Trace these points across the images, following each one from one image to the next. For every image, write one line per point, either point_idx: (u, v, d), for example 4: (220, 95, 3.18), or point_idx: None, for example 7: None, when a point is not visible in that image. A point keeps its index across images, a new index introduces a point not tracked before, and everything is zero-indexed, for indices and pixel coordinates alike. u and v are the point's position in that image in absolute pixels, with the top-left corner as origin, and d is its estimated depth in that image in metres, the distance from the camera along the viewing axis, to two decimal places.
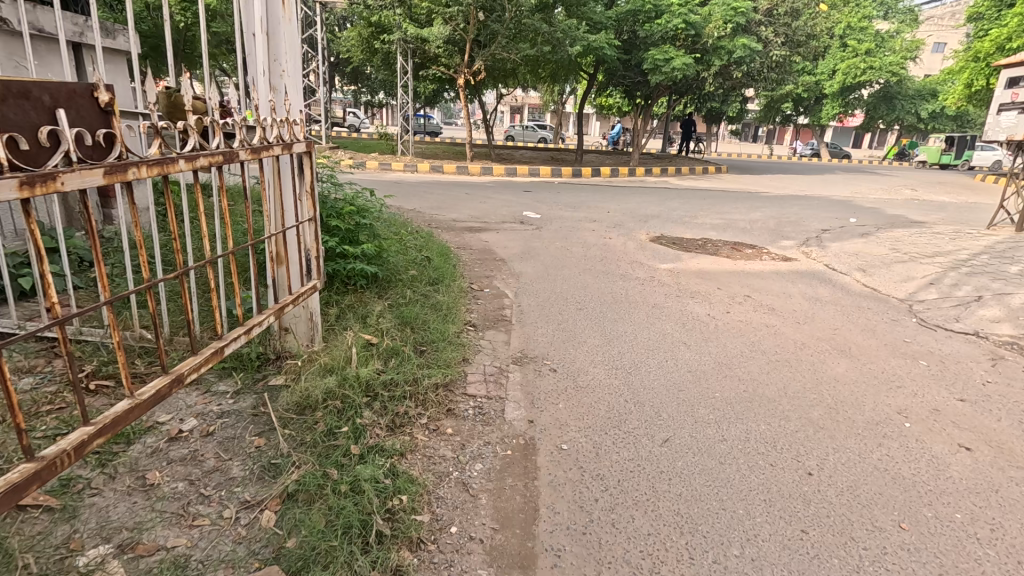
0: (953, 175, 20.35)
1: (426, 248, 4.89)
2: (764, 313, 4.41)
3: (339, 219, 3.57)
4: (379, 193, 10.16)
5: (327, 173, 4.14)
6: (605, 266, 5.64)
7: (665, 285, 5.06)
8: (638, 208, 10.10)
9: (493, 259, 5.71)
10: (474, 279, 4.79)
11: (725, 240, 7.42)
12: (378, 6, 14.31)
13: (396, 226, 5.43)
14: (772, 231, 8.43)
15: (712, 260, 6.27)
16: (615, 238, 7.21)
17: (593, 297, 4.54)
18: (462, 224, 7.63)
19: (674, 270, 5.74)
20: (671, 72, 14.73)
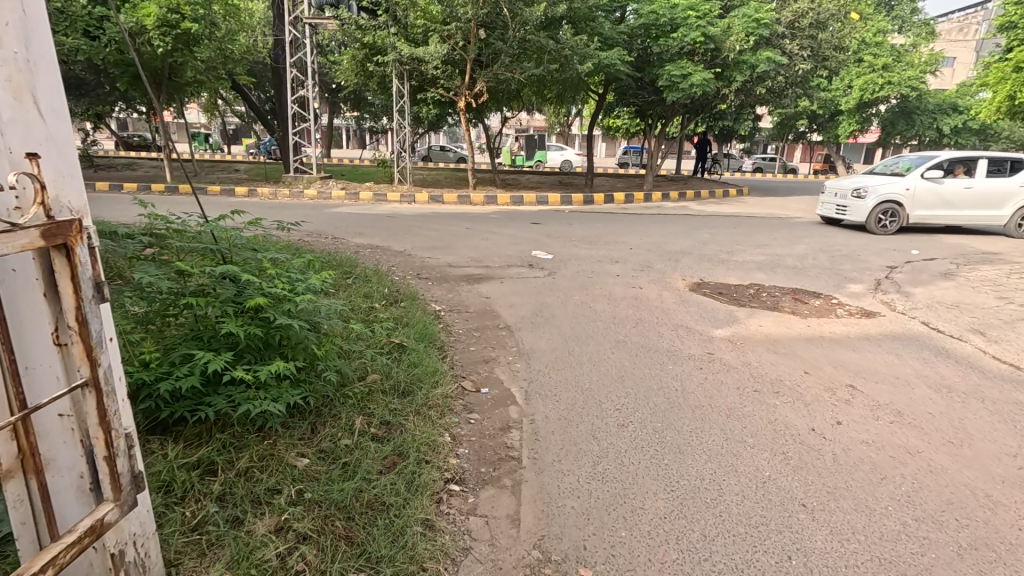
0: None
1: (402, 329, 3.56)
2: (893, 422, 3.01)
3: (243, 315, 2.19)
4: (368, 230, 8.90)
5: (248, 236, 2.77)
6: (643, 336, 4.29)
7: (733, 370, 3.67)
8: (666, 242, 8.79)
9: (495, 326, 4.39)
10: (468, 369, 3.46)
11: (782, 287, 6.08)
12: (371, 25, 13.33)
13: (370, 300, 4.17)
14: (830, 271, 7.08)
15: (777, 320, 4.91)
16: (649, 289, 5.85)
17: (637, 397, 3.19)
18: (460, 273, 6.31)
19: (733, 337, 4.39)
20: (689, 89, 13.63)
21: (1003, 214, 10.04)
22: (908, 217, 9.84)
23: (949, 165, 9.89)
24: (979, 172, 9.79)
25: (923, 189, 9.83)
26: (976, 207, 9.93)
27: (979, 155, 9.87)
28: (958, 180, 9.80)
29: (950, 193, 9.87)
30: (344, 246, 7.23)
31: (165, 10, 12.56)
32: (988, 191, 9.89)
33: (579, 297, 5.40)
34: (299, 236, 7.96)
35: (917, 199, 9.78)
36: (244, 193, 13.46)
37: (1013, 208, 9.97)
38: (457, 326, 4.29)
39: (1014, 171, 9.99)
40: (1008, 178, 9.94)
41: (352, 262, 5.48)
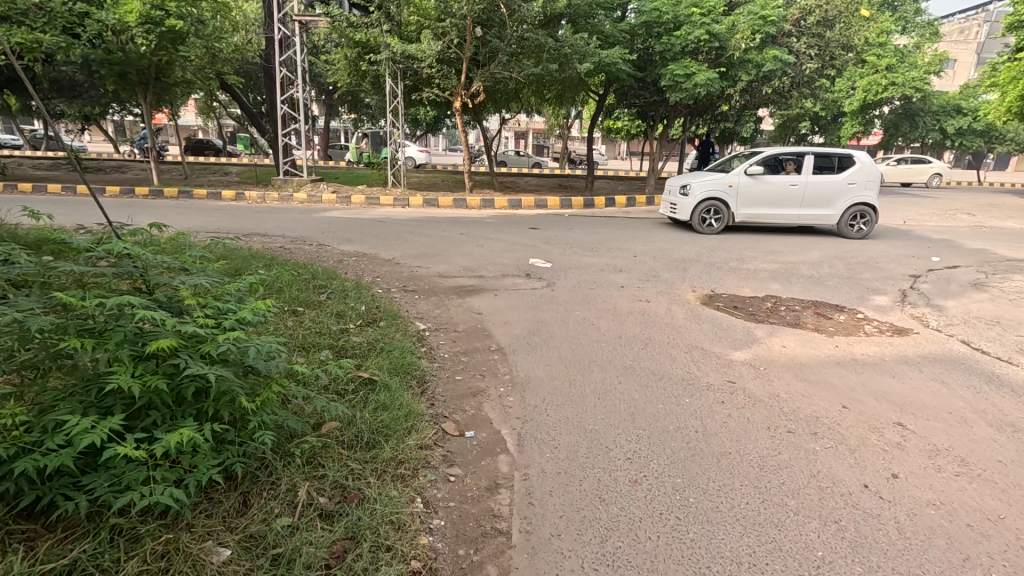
0: (997, 197, 18.60)
1: (374, 361, 3.04)
2: (959, 474, 2.51)
3: (145, 361, 1.68)
4: (356, 236, 8.40)
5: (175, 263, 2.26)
6: (653, 360, 3.78)
7: (761, 404, 3.17)
8: (673, 249, 8.29)
9: (486, 350, 3.88)
10: (452, 405, 2.96)
11: (802, 300, 5.59)
12: (363, 22, 12.84)
13: (343, 321, 3.66)
14: (850, 281, 6.59)
15: (801, 339, 4.41)
16: (657, 302, 5.35)
17: (651, 441, 2.68)
18: (451, 285, 5.81)
19: (754, 360, 3.89)
20: (693, 89, 13.17)
21: (833, 212, 9.67)
22: (731, 215, 9.63)
23: (776, 161, 9.59)
24: (803, 168, 9.46)
25: (745, 186, 9.59)
26: (804, 204, 9.62)
27: (804, 151, 9.55)
28: (781, 176, 9.50)
29: (773, 190, 9.61)
30: (328, 256, 6.74)
31: (148, 6, 12.04)
32: (814, 187, 9.56)
33: (581, 313, 4.89)
34: (282, 245, 7.45)
35: (737, 196, 9.54)
36: (233, 197, 12.93)
37: (842, 205, 9.60)
38: (442, 349, 3.78)
39: (846, 168, 9.61)
40: (837, 175, 9.58)
41: (329, 275, 4.96)
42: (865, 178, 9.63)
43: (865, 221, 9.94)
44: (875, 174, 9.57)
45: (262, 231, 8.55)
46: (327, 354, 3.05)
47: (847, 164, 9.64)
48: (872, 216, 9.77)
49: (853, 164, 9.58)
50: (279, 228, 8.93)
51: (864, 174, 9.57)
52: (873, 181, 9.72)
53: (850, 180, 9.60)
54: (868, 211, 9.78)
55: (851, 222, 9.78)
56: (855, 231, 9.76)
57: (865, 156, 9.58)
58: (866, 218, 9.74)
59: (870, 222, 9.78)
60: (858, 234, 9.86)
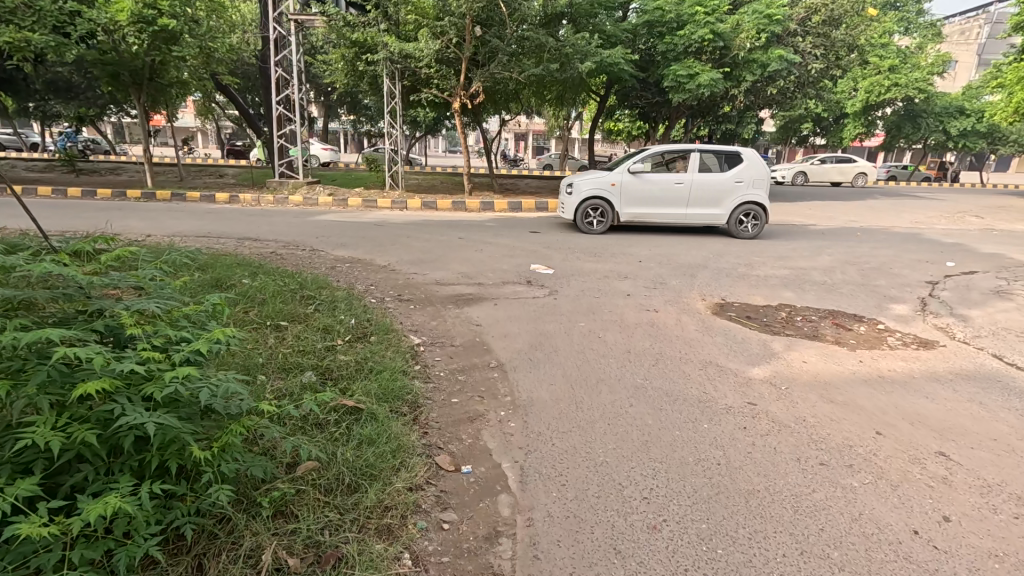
0: (1003, 199, 18.36)
1: (360, 386, 2.76)
2: (1019, 517, 2.22)
3: (72, 410, 1.43)
4: (351, 241, 8.13)
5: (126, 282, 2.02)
6: (666, 379, 3.49)
7: (789, 430, 2.88)
8: (679, 254, 8.02)
9: (485, 367, 3.59)
10: (448, 433, 2.69)
11: (817, 309, 5.31)
12: (360, 21, 12.57)
13: (331, 338, 3.38)
14: (865, 289, 6.31)
15: (822, 354, 4.13)
16: (666, 312, 5.07)
17: (669, 477, 2.41)
18: (449, 294, 5.53)
19: (774, 378, 3.61)
20: (696, 90, 12.91)
21: (720, 211, 9.43)
22: (614, 214, 9.39)
23: (661, 158, 9.33)
24: (687, 166, 9.21)
25: (628, 185, 9.36)
26: (689, 204, 9.39)
27: (691, 148, 9.27)
28: (665, 175, 9.24)
29: (657, 189, 9.35)
30: (321, 262, 6.46)
31: (141, 5, 11.80)
32: (699, 187, 9.31)
33: (586, 324, 4.61)
34: (274, 251, 7.18)
35: (620, 195, 9.30)
36: (226, 200, 12.66)
37: (728, 205, 9.36)
38: (438, 366, 3.50)
39: (733, 166, 9.34)
40: (724, 174, 9.32)
41: (321, 285, 4.69)
42: (751, 176, 9.34)
43: (755, 221, 9.70)
44: (764, 172, 9.31)
45: (255, 235, 8.28)
46: (311, 377, 2.79)
47: (735, 163, 9.37)
48: (760, 215, 9.52)
49: (739, 162, 9.30)
50: (272, 232, 8.66)
51: (750, 174, 9.29)
52: (761, 180, 9.47)
53: (736, 179, 9.33)
54: (757, 211, 9.53)
55: (739, 221, 9.52)
56: (745, 231, 9.51)
57: (752, 153, 9.31)
58: (755, 217, 9.48)
59: (759, 222, 9.54)
60: (749, 234, 9.61)
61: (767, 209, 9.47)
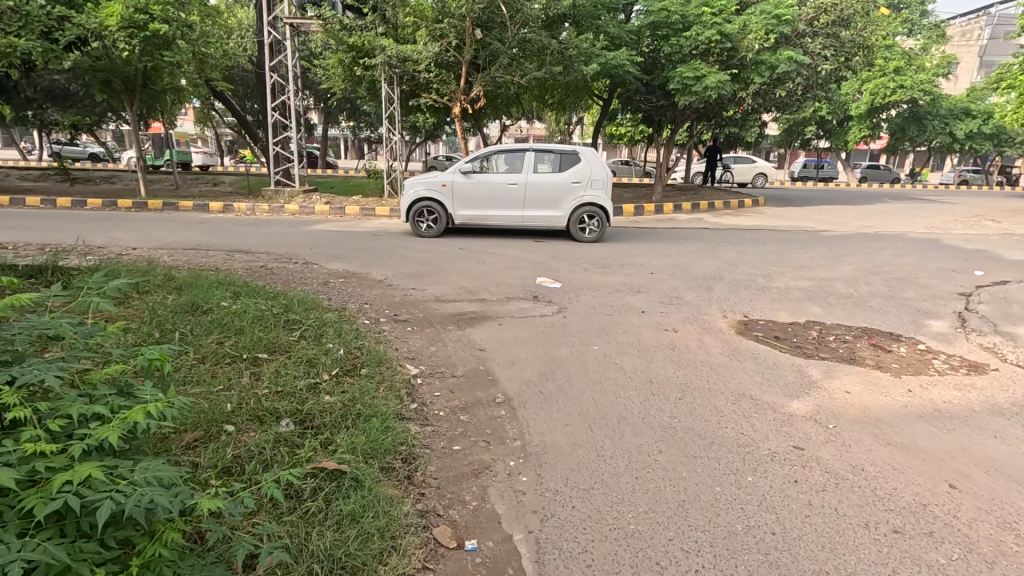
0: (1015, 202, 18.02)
1: (345, 435, 2.39)
2: None
3: None
4: (346, 253, 7.74)
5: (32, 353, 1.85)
6: (697, 417, 3.06)
7: (854, 486, 2.44)
8: (692, 264, 7.62)
9: (490, 403, 3.19)
10: (450, 494, 2.27)
11: (851, 327, 4.90)
12: (358, 25, 12.24)
13: (316, 371, 2.99)
14: (896, 303, 5.91)
15: (866, 382, 3.71)
16: (687, 332, 4.66)
17: (718, 555, 2.00)
18: (450, 313, 5.11)
19: (818, 413, 3.20)
20: (703, 92, 12.55)
21: (559, 213, 9.09)
22: (445, 216, 9.10)
23: (497, 158, 9.08)
24: (518, 166, 8.95)
25: (458, 185, 9.08)
26: (524, 205, 9.07)
27: (525, 148, 9.04)
28: (497, 175, 8.99)
29: (491, 190, 9.07)
30: (312, 278, 6.08)
31: (131, 10, 11.48)
32: (534, 187, 9.02)
33: (601, 347, 4.19)
34: (265, 265, 6.78)
35: (450, 196, 9.03)
36: (220, 209, 12.28)
37: (564, 206, 9.01)
38: (437, 404, 3.08)
39: (570, 166, 9.04)
40: (561, 175, 9.02)
41: (310, 306, 4.27)
42: (589, 177, 9.00)
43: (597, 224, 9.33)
44: (604, 172, 9.00)
45: (245, 247, 7.90)
46: (287, 426, 2.41)
47: (573, 162, 9.07)
48: (600, 218, 9.15)
49: (574, 162, 8.99)
50: (264, 243, 8.27)
51: (586, 174, 8.97)
52: (602, 181, 9.14)
53: (573, 179, 9.01)
54: (599, 213, 9.16)
55: (579, 223, 9.13)
56: (584, 233, 9.12)
57: (592, 152, 9.02)
58: (594, 219, 9.09)
59: (600, 224, 9.15)
60: (589, 237, 9.20)
61: (607, 211, 9.10)
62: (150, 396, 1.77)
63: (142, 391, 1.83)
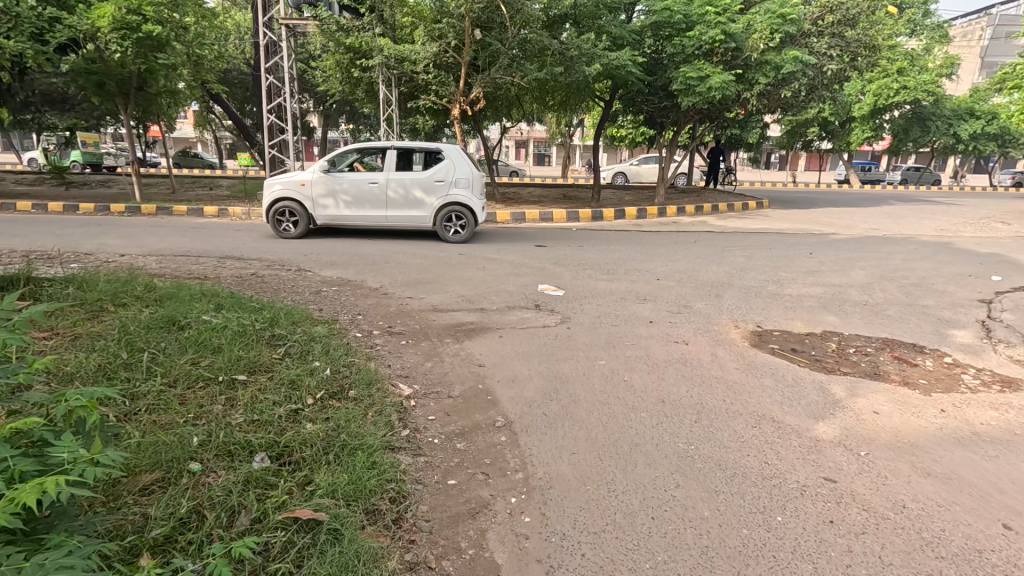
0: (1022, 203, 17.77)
1: (323, 476, 2.12)
2: None
3: None
4: (341, 259, 7.49)
5: None
6: (717, 444, 2.79)
7: (900, 530, 2.18)
8: (699, 270, 7.36)
9: (489, 428, 2.92)
10: (443, 542, 2.00)
11: (871, 339, 4.63)
12: (355, 26, 12.00)
13: (298, 395, 2.72)
14: (915, 311, 5.64)
15: (895, 400, 3.43)
16: (699, 345, 4.39)
17: None
18: (447, 324, 4.84)
19: (848, 437, 2.92)
20: (707, 93, 12.32)
21: (422, 213, 8.87)
22: (305, 216, 8.82)
23: (360, 155, 8.85)
24: (379, 164, 8.73)
25: (320, 184, 8.81)
26: (387, 205, 8.85)
27: (387, 146, 8.84)
28: (355, 174, 8.78)
29: (352, 189, 8.83)
30: (303, 286, 5.82)
31: (124, 11, 11.23)
32: (396, 186, 8.80)
33: (608, 363, 3.93)
34: (256, 273, 6.53)
35: (309, 196, 8.76)
36: (214, 213, 12.03)
37: (429, 205, 8.80)
38: (431, 430, 2.81)
39: (432, 165, 8.84)
40: (425, 173, 8.82)
41: (299, 318, 4.01)
42: (453, 175, 8.80)
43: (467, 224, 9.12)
44: (468, 171, 8.81)
45: (237, 253, 7.65)
46: (260, 463, 2.15)
47: (436, 161, 8.88)
48: (467, 218, 8.94)
49: (437, 159, 8.79)
50: (256, 248, 8.02)
51: (451, 172, 8.77)
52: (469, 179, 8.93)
53: (436, 177, 8.79)
54: (466, 213, 8.95)
55: (444, 223, 8.91)
56: (448, 233, 8.92)
57: (454, 151, 8.85)
58: (459, 219, 8.88)
59: (466, 224, 8.94)
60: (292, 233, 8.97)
61: (474, 211, 8.88)
62: (73, 453, 1.52)
63: (67, 444, 1.58)
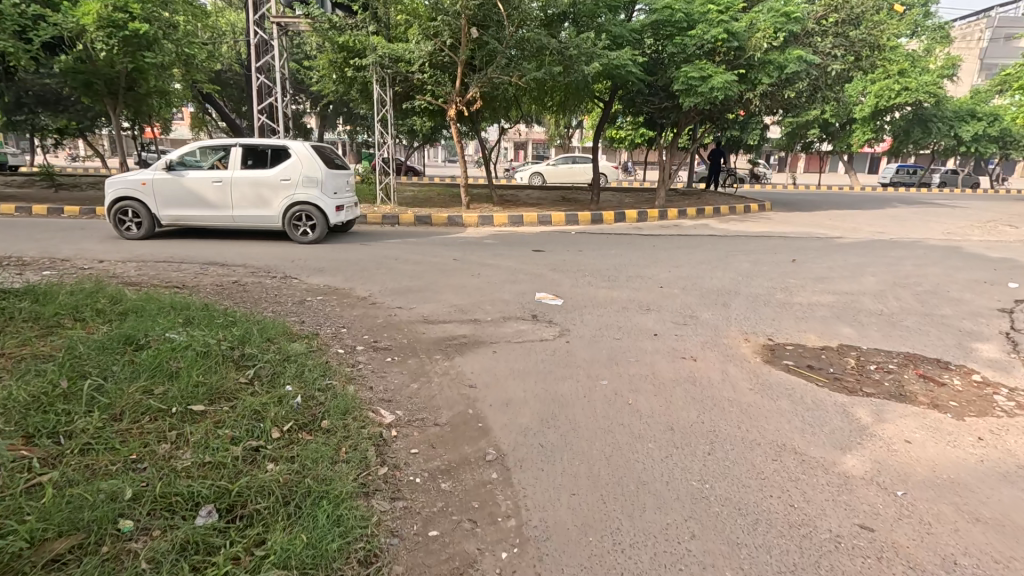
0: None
1: (278, 535, 1.81)
2: None
3: None
4: (330, 265, 7.18)
5: None
6: (735, 484, 2.47)
7: None
8: (704, 277, 7.05)
9: (479, 463, 2.61)
10: None
11: (892, 353, 4.32)
12: (349, 24, 11.68)
13: (262, 428, 2.42)
14: (934, 322, 5.34)
15: (927, 427, 3.12)
16: (709, 361, 4.08)
17: None
18: (437, 337, 4.53)
19: (882, 475, 2.60)
20: (709, 93, 12.04)
21: (269, 213, 8.57)
22: (147, 217, 8.56)
23: (207, 154, 8.59)
24: (222, 162, 8.47)
25: (161, 183, 8.55)
26: (227, 205, 8.57)
27: (232, 144, 8.59)
28: (198, 173, 8.52)
29: (196, 189, 8.56)
30: (287, 295, 5.52)
31: (110, 8, 10.92)
32: (239, 185, 8.53)
33: (610, 383, 3.62)
34: (239, 280, 6.22)
35: (152, 196, 8.52)
36: None
37: (272, 205, 8.52)
38: (412, 467, 2.50)
39: (280, 163, 8.55)
40: (268, 172, 8.53)
41: (274, 335, 3.71)
42: (300, 174, 8.51)
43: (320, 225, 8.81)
44: (319, 170, 8.51)
45: (222, 259, 7.34)
46: (206, 518, 1.85)
47: (283, 159, 8.59)
48: (318, 218, 8.62)
49: (283, 158, 8.51)
50: (242, 253, 7.71)
51: (295, 171, 8.48)
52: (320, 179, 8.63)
53: (283, 176, 8.50)
54: (317, 214, 8.66)
55: (294, 223, 8.63)
56: (299, 234, 8.61)
57: (302, 148, 8.54)
58: (136, 216, 8.61)
59: (317, 225, 8.62)
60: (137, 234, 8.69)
61: (323, 211, 8.55)
62: None
63: None
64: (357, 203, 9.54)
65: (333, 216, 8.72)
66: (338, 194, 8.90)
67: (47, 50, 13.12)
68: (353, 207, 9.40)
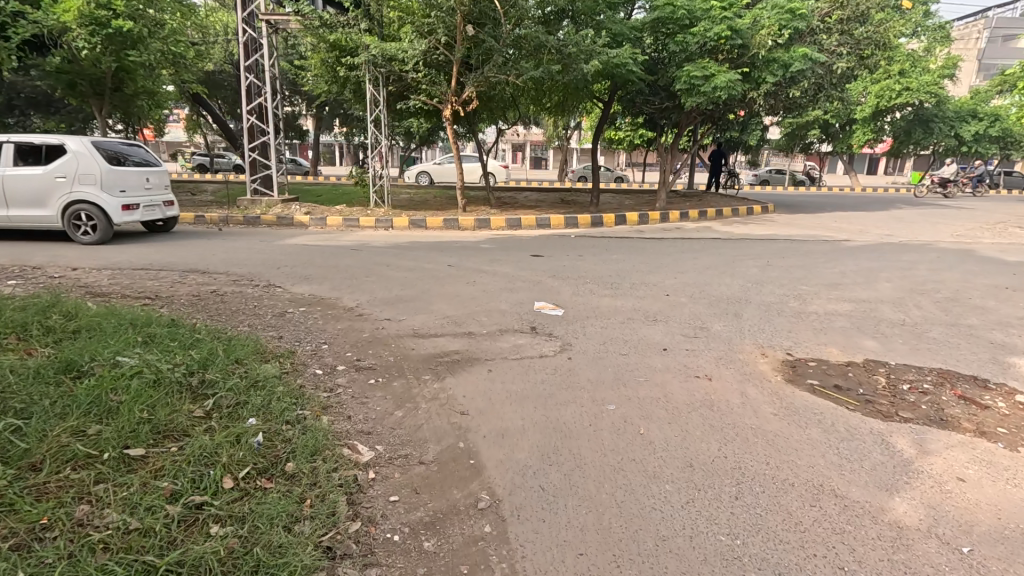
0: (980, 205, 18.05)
1: None
2: None
3: None
4: (316, 272, 6.82)
5: None
6: (771, 540, 2.10)
7: None
8: (711, 283, 6.68)
9: (471, 513, 2.23)
10: None
11: (924, 370, 3.95)
12: (340, 21, 11.32)
13: (211, 478, 2.05)
14: (962, 333, 4.98)
15: (980, 460, 2.75)
16: (725, 380, 3.71)
17: None
18: (427, 354, 4.14)
19: (940, 525, 2.23)
20: (712, 92, 11.71)
21: (48, 213, 8.05)
22: None
23: None
24: None
25: None
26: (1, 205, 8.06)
27: (7, 141, 8.09)
28: None
29: None
30: (266, 306, 5.16)
31: (92, 5, 10.57)
32: (11, 184, 8.01)
33: (618, 409, 3.24)
34: (218, 289, 5.83)
35: None
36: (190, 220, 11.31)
37: (46, 205, 7.97)
38: (390, 520, 2.12)
39: (59, 160, 8.02)
40: (40, 170, 8.00)
41: (245, 356, 3.34)
42: (78, 172, 7.97)
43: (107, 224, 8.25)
44: (97, 166, 7.96)
45: (203, 266, 6.96)
46: None
47: (59, 156, 8.05)
48: (99, 218, 8.10)
49: (59, 155, 7.97)
50: (225, 259, 7.35)
51: (70, 168, 7.93)
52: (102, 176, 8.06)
53: (58, 174, 7.96)
54: (96, 214, 8.09)
55: (73, 223, 8.09)
56: (77, 234, 8.07)
57: (80, 144, 8.01)
58: None
59: (97, 225, 8.10)
60: None
61: (103, 211, 7.99)
62: None
63: None
64: (162, 203, 9.01)
65: (118, 216, 8.17)
66: (128, 194, 8.35)
67: (31, 49, 12.80)
68: (154, 207, 8.86)
